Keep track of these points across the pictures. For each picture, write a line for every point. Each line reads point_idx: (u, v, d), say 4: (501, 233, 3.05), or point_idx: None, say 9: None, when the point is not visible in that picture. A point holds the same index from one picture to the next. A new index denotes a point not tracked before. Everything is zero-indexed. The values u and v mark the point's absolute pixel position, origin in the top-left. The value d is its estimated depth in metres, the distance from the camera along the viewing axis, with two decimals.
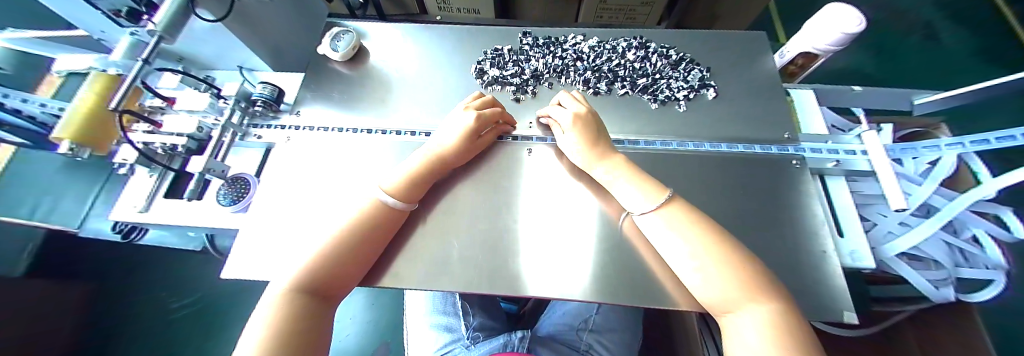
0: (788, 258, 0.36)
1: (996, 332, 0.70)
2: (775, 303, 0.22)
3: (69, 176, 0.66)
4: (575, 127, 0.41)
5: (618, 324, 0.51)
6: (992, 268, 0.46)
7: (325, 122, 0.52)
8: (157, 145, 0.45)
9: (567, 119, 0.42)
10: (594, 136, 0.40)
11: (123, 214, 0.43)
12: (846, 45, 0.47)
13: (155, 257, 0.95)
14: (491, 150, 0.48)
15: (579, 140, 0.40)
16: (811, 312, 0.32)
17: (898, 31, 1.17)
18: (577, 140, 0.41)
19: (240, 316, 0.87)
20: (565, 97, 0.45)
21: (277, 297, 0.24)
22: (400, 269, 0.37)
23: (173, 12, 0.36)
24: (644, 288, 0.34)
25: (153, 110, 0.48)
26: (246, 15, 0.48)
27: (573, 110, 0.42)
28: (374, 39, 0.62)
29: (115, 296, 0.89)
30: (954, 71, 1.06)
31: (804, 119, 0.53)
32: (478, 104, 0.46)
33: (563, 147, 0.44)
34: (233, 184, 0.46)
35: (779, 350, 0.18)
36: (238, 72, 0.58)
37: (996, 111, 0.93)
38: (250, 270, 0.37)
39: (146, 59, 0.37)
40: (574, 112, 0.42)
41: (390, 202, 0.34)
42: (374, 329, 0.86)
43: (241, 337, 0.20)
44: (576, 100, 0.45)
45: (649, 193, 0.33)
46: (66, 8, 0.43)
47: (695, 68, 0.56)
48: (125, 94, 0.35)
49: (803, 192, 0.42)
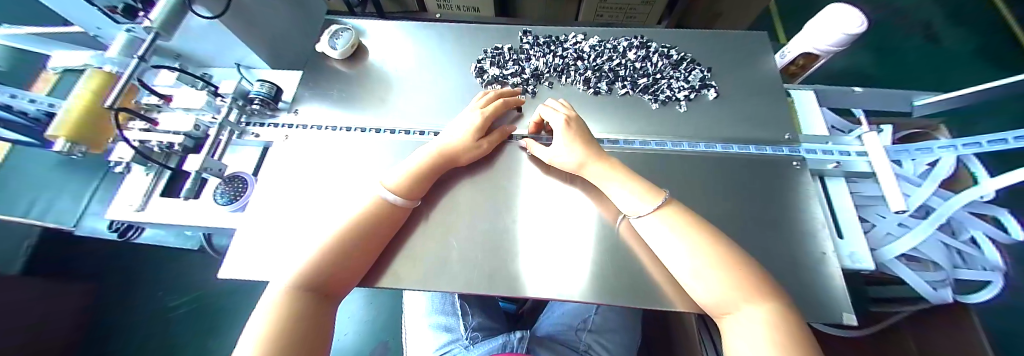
0: (789, 260, 0.36)
1: (993, 333, 0.70)
2: (772, 303, 0.22)
3: (65, 174, 0.65)
4: (563, 130, 0.41)
5: (618, 324, 0.51)
6: (990, 269, 0.46)
7: (323, 121, 0.52)
8: (153, 143, 0.44)
9: (558, 121, 0.41)
10: (584, 137, 0.41)
11: (119, 212, 0.42)
12: (848, 45, 0.47)
13: (152, 256, 0.95)
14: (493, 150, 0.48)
15: (567, 144, 0.40)
16: (812, 314, 0.32)
17: (898, 33, 1.17)
18: (565, 142, 0.40)
19: (239, 314, 0.87)
20: (553, 102, 0.46)
21: (278, 294, 0.24)
22: (397, 269, 0.36)
23: (167, 10, 0.36)
24: (642, 290, 0.34)
25: (150, 108, 0.48)
26: (243, 12, 0.47)
27: (560, 114, 0.42)
28: (373, 37, 0.62)
29: (113, 294, 0.89)
30: (954, 74, 1.06)
31: (805, 119, 0.53)
32: (483, 103, 0.47)
33: (547, 154, 0.43)
34: (230, 183, 0.46)
35: (779, 350, 0.18)
36: (235, 69, 0.57)
37: (995, 113, 0.93)
38: (248, 269, 0.37)
39: (141, 56, 0.37)
40: (562, 115, 0.42)
41: (392, 199, 0.34)
42: (373, 327, 0.86)
43: (241, 336, 0.20)
44: (562, 105, 0.45)
45: (645, 196, 0.33)
46: (61, 3, 0.42)
47: (696, 68, 0.56)
48: (121, 92, 0.34)
49: (802, 193, 0.42)
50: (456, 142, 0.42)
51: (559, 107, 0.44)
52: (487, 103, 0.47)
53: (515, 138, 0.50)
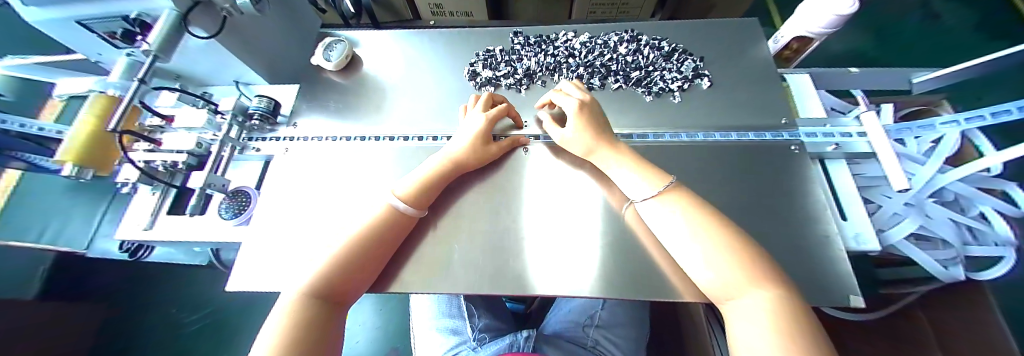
0: (792, 244, 0.36)
1: (1006, 308, 0.69)
2: (775, 287, 0.22)
3: (73, 198, 0.66)
4: (575, 115, 0.41)
5: (625, 318, 0.51)
6: (1002, 244, 0.44)
7: (322, 132, 0.53)
8: (158, 163, 0.45)
9: (572, 106, 0.42)
10: (597, 126, 0.40)
11: (128, 232, 0.43)
12: (841, 26, 0.47)
13: (164, 273, 0.96)
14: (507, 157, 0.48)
15: (578, 130, 0.40)
16: (817, 298, 0.32)
17: (893, 12, 1.16)
18: (577, 129, 0.41)
19: (251, 326, 0.89)
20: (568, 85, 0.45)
21: (290, 301, 0.24)
22: (402, 273, 0.37)
23: (164, 32, 0.36)
24: (651, 285, 0.34)
25: (154, 129, 0.49)
26: (236, 29, 0.48)
27: (575, 98, 0.42)
28: (367, 47, 0.63)
29: (126, 313, 0.91)
30: (954, 48, 1.04)
31: (802, 103, 0.53)
32: (483, 105, 0.46)
33: (562, 141, 0.44)
34: (233, 198, 0.47)
35: (783, 334, 0.18)
36: (235, 87, 0.59)
37: (998, 85, 0.91)
38: (256, 281, 0.37)
39: (141, 79, 0.37)
40: (575, 99, 0.42)
41: (402, 208, 0.35)
42: (382, 335, 0.87)
43: (255, 343, 0.20)
44: (577, 89, 0.45)
45: (651, 179, 0.33)
46: (61, 31, 0.43)
47: (688, 58, 0.55)
48: (122, 114, 0.34)
49: (806, 178, 0.41)
50: (463, 149, 0.42)
51: (576, 92, 0.44)
52: (485, 107, 0.46)
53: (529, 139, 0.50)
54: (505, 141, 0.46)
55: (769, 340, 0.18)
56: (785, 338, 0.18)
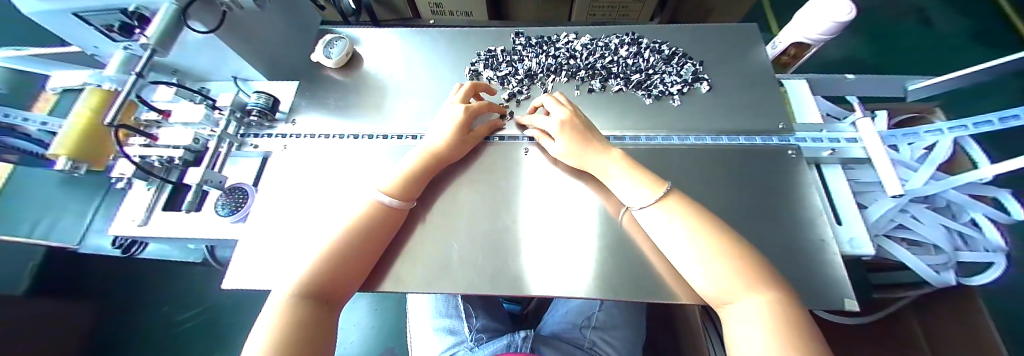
0: (788, 248, 0.36)
1: (996, 313, 0.70)
2: (772, 291, 0.22)
3: (64, 193, 0.65)
4: (558, 134, 0.42)
5: (621, 320, 0.51)
6: (992, 251, 0.45)
7: (322, 130, 0.53)
8: (153, 158, 0.45)
9: (554, 126, 0.42)
10: (585, 135, 0.40)
11: (122, 228, 0.43)
12: (838, 33, 0.48)
13: (158, 269, 0.96)
14: (479, 150, 0.48)
15: (567, 146, 0.41)
16: (813, 302, 0.32)
17: (888, 19, 1.18)
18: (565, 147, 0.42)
19: (245, 323, 0.88)
20: (548, 100, 0.45)
21: (281, 301, 0.24)
22: (398, 272, 0.37)
23: (163, 26, 0.36)
24: (648, 287, 0.34)
25: (149, 123, 0.48)
26: (235, 24, 0.47)
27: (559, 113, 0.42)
28: (367, 45, 0.62)
29: (117, 309, 0.89)
30: (948, 55, 1.06)
31: (799, 109, 0.53)
32: (462, 97, 0.47)
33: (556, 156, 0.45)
34: (231, 195, 0.46)
35: (778, 340, 0.18)
36: (233, 82, 0.58)
37: (989, 93, 0.93)
38: (252, 279, 0.37)
39: (139, 73, 0.36)
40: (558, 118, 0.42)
41: (387, 201, 0.34)
42: (379, 335, 0.86)
43: (246, 344, 0.20)
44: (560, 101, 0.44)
45: (649, 186, 0.33)
46: (57, 24, 0.43)
47: (688, 62, 0.56)
48: (120, 107, 0.34)
49: (802, 182, 0.42)
50: (438, 145, 0.42)
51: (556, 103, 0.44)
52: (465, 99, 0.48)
53: (495, 138, 0.50)
54: (483, 129, 0.48)
55: (767, 345, 0.18)
56: (784, 343, 0.18)
